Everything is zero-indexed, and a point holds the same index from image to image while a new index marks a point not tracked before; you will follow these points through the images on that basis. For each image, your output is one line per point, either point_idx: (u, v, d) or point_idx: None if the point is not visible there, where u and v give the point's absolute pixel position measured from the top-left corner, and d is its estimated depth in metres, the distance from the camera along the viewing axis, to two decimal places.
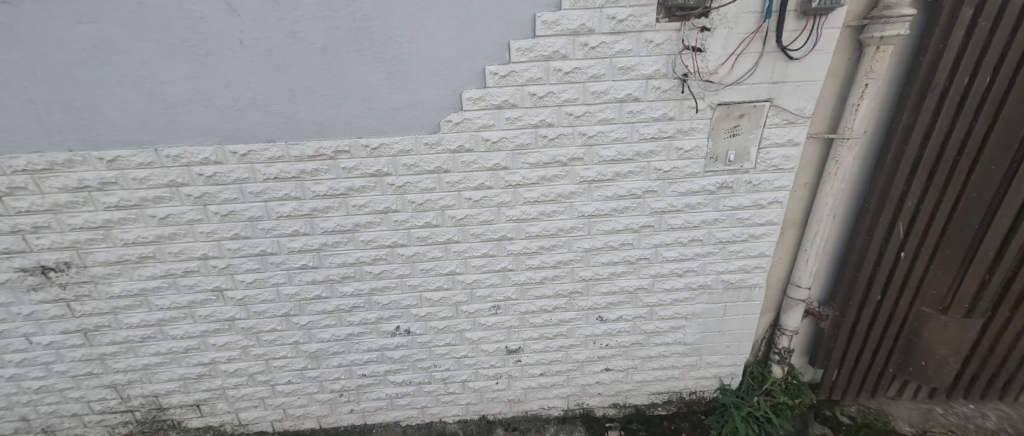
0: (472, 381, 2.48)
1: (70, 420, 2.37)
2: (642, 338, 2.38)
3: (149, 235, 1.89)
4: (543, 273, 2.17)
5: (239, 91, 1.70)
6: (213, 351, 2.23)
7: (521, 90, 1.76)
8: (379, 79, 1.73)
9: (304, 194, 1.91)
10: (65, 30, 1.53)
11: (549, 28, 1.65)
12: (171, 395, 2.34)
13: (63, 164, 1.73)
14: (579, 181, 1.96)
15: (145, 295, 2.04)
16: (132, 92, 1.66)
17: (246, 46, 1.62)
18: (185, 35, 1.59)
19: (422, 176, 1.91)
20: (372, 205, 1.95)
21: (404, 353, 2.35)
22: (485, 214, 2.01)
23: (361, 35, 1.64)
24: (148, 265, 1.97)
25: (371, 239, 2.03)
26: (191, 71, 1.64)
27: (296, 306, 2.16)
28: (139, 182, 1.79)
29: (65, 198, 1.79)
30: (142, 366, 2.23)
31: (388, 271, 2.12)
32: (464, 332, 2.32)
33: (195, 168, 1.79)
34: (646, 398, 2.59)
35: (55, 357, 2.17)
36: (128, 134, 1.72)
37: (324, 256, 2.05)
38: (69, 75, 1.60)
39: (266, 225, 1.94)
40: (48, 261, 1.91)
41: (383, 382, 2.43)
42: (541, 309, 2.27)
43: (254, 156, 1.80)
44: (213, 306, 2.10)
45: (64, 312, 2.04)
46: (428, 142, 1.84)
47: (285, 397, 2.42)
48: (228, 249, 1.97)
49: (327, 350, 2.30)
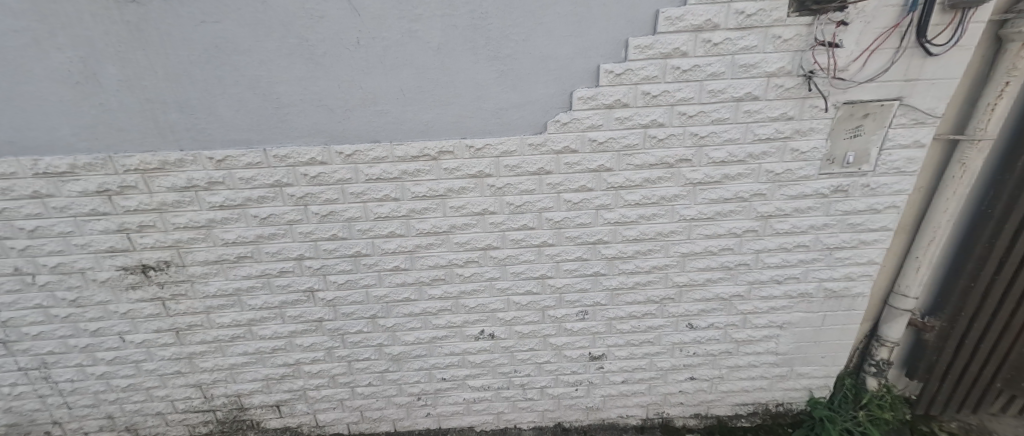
0: (551, 387, 2.41)
1: (153, 419, 2.35)
2: (732, 347, 2.28)
3: (250, 235, 1.90)
4: (636, 278, 2.09)
5: (350, 91, 1.70)
6: (299, 352, 2.22)
7: (634, 89, 1.69)
8: (490, 78, 1.70)
9: (403, 195, 1.88)
10: (191, 30, 1.54)
11: (672, 24, 1.56)
12: (253, 395, 2.32)
13: (174, 164, 1.73)
14: (684, 183, 1.86)
15: (239, 294, 2.03)
16: (248, 92, 1.66)
17: (362, 45, 1.62)
18: (305, 35, 1.58)
19: (522, 177, 1.86)
20: (469, 206, 1.91)
21: (486, 358, 2.30)
22: (582, 217, 1.94)
23: (477, 34, 1.61)
24: (245, 265, 1.97)
25: (464, 242, 1.99)
26: (306, 71, 1.65)
27: (384, 307, 2.13)
28: (245, 182, 1.79)
29: (172, 197, 1.79)
30: (229, 366, 2.22)
31: (477, 274, 2.07)
32: (548, 337, 2.25)
33: (301, 168, 1.80)
34: (730, 410, 2.49)
35: (145, 355, 2.15)
36: (239, 134, 1.73)
37: (415, 258, 2.02)
38: (189, 75, 1.61)
39: (362, 226, 1.93)
40: (149, 260, 1.91)
41: (462, 386, 2.39)
42: (631, 315, 2.19)
43: (359, 156, 1.79)
44: (303, 306, 2.10)
45: (160, 310, 2.03)
46: (533, 142, 1.79)
47: (363, 400, 2.39)
48: (323, 250, 1.96)
49: (410, 353, 2.27)
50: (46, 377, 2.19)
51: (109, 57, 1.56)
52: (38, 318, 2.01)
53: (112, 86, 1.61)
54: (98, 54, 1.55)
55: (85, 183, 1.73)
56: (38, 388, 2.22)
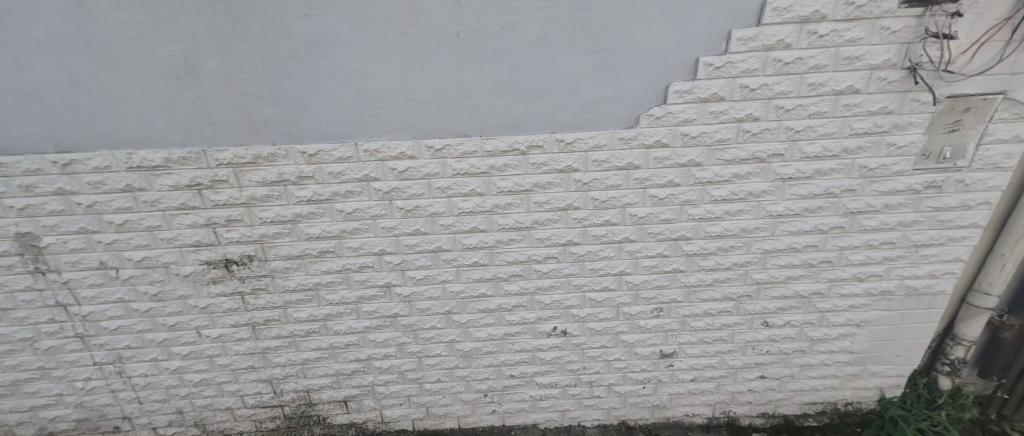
0: (618, 385, 2.38)
1: (222, 414, 2.35)
2: (806, 346, 2.26)
3: (334, 229, 1.91)
4: (715, 275, 2.06)
5: (444, 85, 1.68)
6: (371, 347, 2.22)
7: (732, 82, 1.65)
8: (586, 71, 1.66)
9: (488, 190, 1.87)
10: (293, 23, 1.52)
11: (779, 15, 1.53)
12: (323, 391, 2.33)
13: (266, 158, 1.74)
14: (774, 179, 1.83)
15: (318, 289, 2.04)
16: (343, 86, 1.65)
17: (460, 38, 1.59)
18: (405, 28, 1.56)
19: (610, 172, 1.83)
20: (553, 202, 1.89)
21: (556, 354, 2.28)
22: (666, 213, 1.91)
23: (577, 26, 1.57)
24: (327, 260, 1.98)
25: (545, 237, 1.97)
26: (402, 64, 1.63)
27: (459, 303, 2.13)
28: (334, 176, 1.80)
29: (261, 192, 1.80)
30: (301, 361, 2.22)
31: (555, 270, 2.05)
32: (620, 335, 2.23)
33: (389, 162, 1.79)
34: (797, 409, 2.47)
35: (220, 350, 2.15)
36: (331, 128, 1.72)
37: (495, 254, 2.01)
38: (286, 69, 1.60)
39: (445, 221, 1.92)
40: (234, 255, 1.92)
41: (529, 383, 2.37)
42: (706, 312, 2.16)
43: (448, 151, 1.78)
44: (379, 301, 2.10)
45: (239, 304, 2.04)
46: (624, 137, 1.76)
47: (430, 396, 2.39)
48: (405, 245, 1.97)
49: (481, 350, 2.26)
50: (119, 371, 2.17)
51: (210, 50, 1.54)
52: (118, 313, 2.00)
53: (210, 79, 1.59)
54: (200, 47, 1.54)
55: (177, 177, 1.73)
56: (111, 383, 2.20)
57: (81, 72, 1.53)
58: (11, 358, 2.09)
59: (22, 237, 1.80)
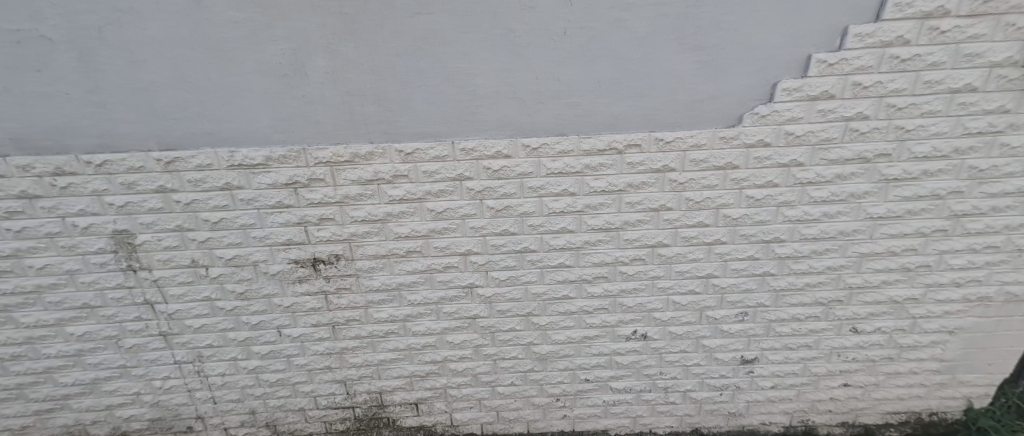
0: (694, 391, 2.33)
1: (294, 414, 2.32)
2: (895, 353, 2.20)
3: (423, 228, 1.90)
4: (806, 279, 2.01)
5: (545, 83, 1.65)
6: (447, 349, 2.20)
7: (845, 79, 1.61)
8: (692, 69, 1.62)
9: (580, 190, 1.84)
10: (402, 21, 1.52)
11: (900, 10, 1.49)
12: (395, 392, 2.31)
13: (363, 157, 1.75)
14: (878, 180, 1.79)
15: (400, 289, 2.03)
16: (444, 84, 1.65)
17: (568, 36, 1.57)
18: (512, 25, 1.54)
19: (707, 173, 1.79)
20: (646, 202, 1.85)
21: (633, 359, 2.23)
22: (762, 214, 1.86)
23: (688, 22, 1.53)
24: (412, 260, 1.97)
25: (634, 239, 1.93)
26: (506, 62, 1.61)
27: (540, 305, 2.10)
28: (428, 175, 1.80)
29: (355, 190, 1.80)
30: (377, 361, 2.21)
31: (641, 272, 2.01)
32: (701, 339, 2.18)
33: (484, 161, 1.78)
34: (879, 419, 2.41)
35: (298, 350, 2.15)
36: (428, 127, 1.72)
37: (581, 255, 1.98)
38: (391, 67, 1.61)
39: (534, 221, 1.90)
40: (323, 254, 1.93)
41: (603, 388, 2.32)
42: (793, 318, 2.11)
43: (544, 149, 1.76)
44: (459, 303, 2.08)
45: (321, 304, 2.04)
46: (726, 136, 1.72)
47: (502, 400, 2.35)
48: (492, 245, 1.94)
49: (557, 353, 2.22)
50: (198, 371, 2.15)
51: (319, 49, 1.56)
52: (203, 311, 2.00)
53: (315, 78, 1.61)
54: (309, 46, 1.55)
55: (276, 175, 1.75)
56: (188, 382, 2.18)
57: (192, 72, 1.56)
58: (93, 356, 2.07)
59: (118, 234, 1.80)
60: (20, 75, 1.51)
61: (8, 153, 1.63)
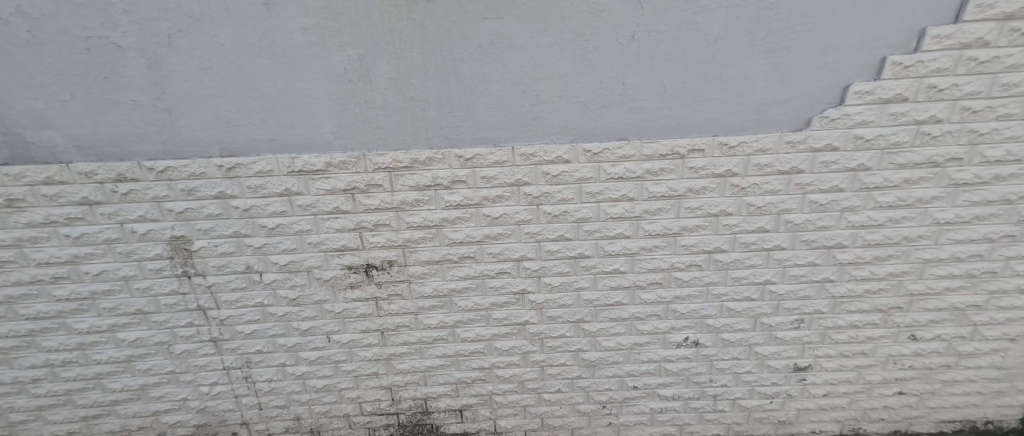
0: (744, 399, 2.29)
1: (338, 421, 2.31)
2: (953, 361, 2.16)
3: (478, 234, 1.88)
4: (867, 285, 1.98)
5: (610, 87, 1.64)
6: (495, 355, 2.17)
7: (919, 82, 1.58)
8: (760, 72, 1.60)
9: (639, 195, 1.81)
10: (472, 26, 1.53)
11: (982, 11, 1.46)
12: (441, 399, 2.28)
13: (424, 162, 1.74)
14: (946, 184, 1.76)
15: (452, 295, 2.02)
16: (509, 89, 1.65)
17: (636, 40, 1.56)
18: (580, 29, 1.54)
19: (770, 177, 1.76)
20: (705, 208, 1.82)
21: (684, 366, 2.19)
22: (825, 219, 1.83)
23: (759, 25, 1.52)
24: (465, 265, 1.95)
25: (691, 244, 1.89)
26: (572, 66, 1.61)
27: (591, 312, 2.06)
28: (487, 180, 1.78)
29: (413, 196, 1.80)
30: (425, 368, 2.19)
31: (697, 278, 1.97)
32: (754, 346, 2.14)
33: (543, 166, 1.76)
34: (932, 427, 2.36)
35: (346, 356, 2.13)
36: (490, 132, 1.72)
37: (636, 261, 1.94)
38: (457, 72, 1.61)
39: (590, 226, 1.87)
40: (376, 259, 1.91)
41: (651, 395, 2.28)
42: (851, 325, 2.08)
43: (605, 154, 1.73)
44: (510, 309, 2.06)
45: (372, 310, 2.03)
46: (792, 140, 1.69)
47: (547, 407, 2.32)
48: (546, 251, 1.92)
49: (606, 360, 2.18)
50: (246, 376, 2.14)
51: (386, 55, 1.57)
52: (255, 317, 1.99)
53: (382, 83, 1.62)
54: (377, 52, 1.57)
55: (335, 181, 1.75)
56: (235, 388, 2.16)
57: (261, 78, 1.58)
58: (143, 362, 2.05)
59: (175, 240, 1.79)
60: (89, 83, 1.52)
61: (71, 160, 1.63)
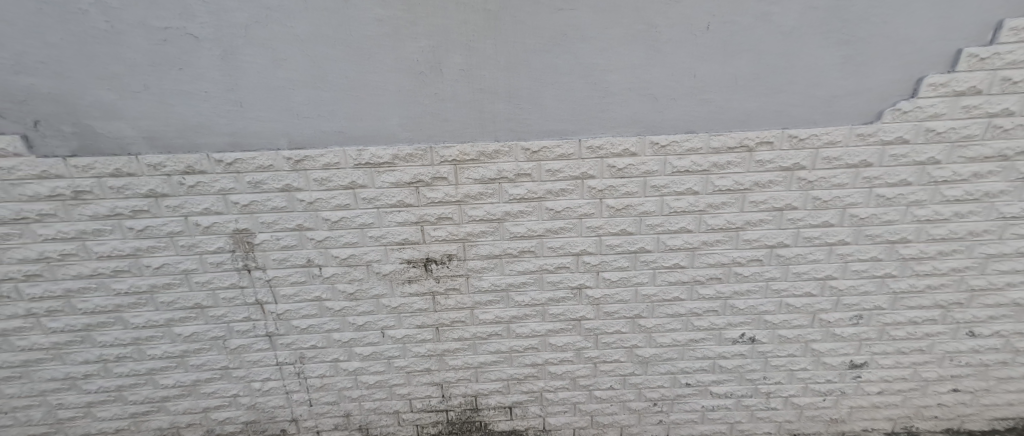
0: (797, 397, 2.28)
1: (387, 417, 2.29)
2: (1009, 357, 2.15)
3: (539, 228, 1.86)
4: (928, 281, 1.97)
5: (680, 79, 1.61)
6: (548, 352, 2.15)
7: (993, 74, 1.57)
8: (834, 64, 1.58)
9: (704, 189, 1.79)
10: (545, 17, 1.50)
11: None
12: (491, 395, 2.26)
13: (490, 155, 1.73)
14: (1014, 178, 1.75)
15: (509, 290, 2.00)
16: (578, 81, 1.62)
17: (710, 31, 1.53)
18: (655, 20, 1.51)
19: (838, 171, 1.74)
20: (771, 201, 1.80)
21: (738, 363, 2.18)
22: (890, 214, 1.82)
23: (837, 16, 1.50)
24: (524, 260, 1.94)
25: (754, 239, 1.88)
26: (644, 58, 1.58)
27: (648, 307, 2.05)
28: (551, 174, 1.76)
29: (476, 189, 1.78)
30: (477, 364, 2.17)
31: (757, 274, 1.96)
32: (811, 343, 2.13)
33: (609, 160, 1.74)
34: (985, 425, 2.34)
35: (399, 351, 2.12)
36: (556, 124, 1.70)
37: (697, 256, 1.92)
38: (526, 64, 1.59)
39: (653, 221, 1.85)
40: (436, 253, 1.90)
41: (703, 393, 2.26)
42: (909, 320, 2.07)
43: (672, 147, 1.71)
44: (566, 304, 2.04)
45: (428, 305, 2.02)
46: (862, 133, 1.68)
47: (598, 404, 2.30)
48: (607, 245, 1.91)
49: (661, 356, 2.16)
50: (298, 372, 2.13)
51: (456, 46, 1.55)
52: (312, 311, 1.99)
53: (450, 75, 1.60)
54: (448, 43, 1.54)
55: (400, 173, 1.74)
56: (287, 384, 2.15)
57: (330, 69, 1.56)
58: (197, 357, 2.03)
59: (238, 233, 1.79)
60: (161, 74, 1.51)
61: (139, 152, 1.62)
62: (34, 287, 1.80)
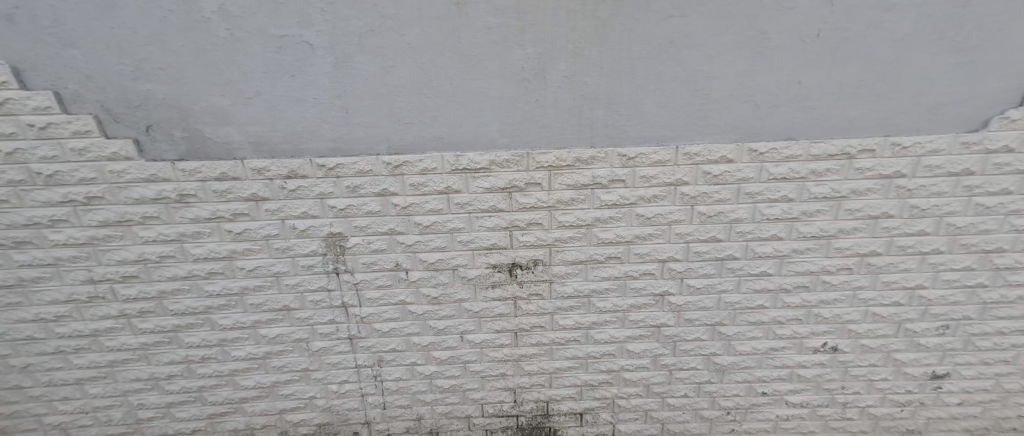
0: (873, 407, 2.25)
1: (458, 422, 2.29)
2: None
3: (628, 234, 1.86)
4: (1019, 291, 1.94)
5: (784, 87, 1.61)
6: (625, 358, 2.14)
7: None
8: (943, 71, 1.57)
9: (799, 196, 1.77)
10: (655, 24, 1.50)
11: None
12: (563, 401, 2.25)
13: (586, 161, 1.73)
14: None
15: (592, 296, 1.99)
16: (681, 87, 1.62)
17: (819, 38, 1.52)
18: (764, 27, 1.50)
19: (937, 179, 1.73)
20: (866, 209, 1.79)
21: (817, 372, 2.16)
22: (987, 223, 1.79)
23: (951, 23, 1.48)
24: (610, 266, 1.93)
25: (845, 247, 1.86)
26: (750, 65, 1.57)
27: (731, 315, 2.02)
28: (645, 180, 1.76)
29: (569, 195, 1.78)
30: (553, 370, 2.16)
31: (845, 282, 1.94)
32: (893, 353, 2.11)
33: (704, 166, 1.73)
34: None
35: (476, 356, 2.12)
36: (654, 131, 1.69)
37: (785, 264, 1.90)
38: (631, 71, 1.59)
39: (743, 228, 1.84)
40: (522, 259, 1.91)
41: (778, 402, 2.24)
42: (996, 331, 2.03)
43: (771, 154, 1.70)
44: (648, 311, 2.03)
45: (509, 310, 2.02)
46: (967, 141, 1.66)
47: (670, 412, 2.28)
48: (695, 252, 1.89)
49: (738, 365, 2.14)
50: (375, 375, 2.14)
51: (563, 53, 1.55)
52: (395, 315, 2.00)
53: (554, 81, 1.61)
54: (555, 50, 1.54)
55: (496, 179, 1.75)
56: (363, 386, 2.16)
57: (437, 75, 1.58)
58: (279, 359, 2.05)
59: (331, 236, 1.81)
60: (275, 80, 1.54)
61: (245, 156, 1.66)
62: (129, 288, 1.83)
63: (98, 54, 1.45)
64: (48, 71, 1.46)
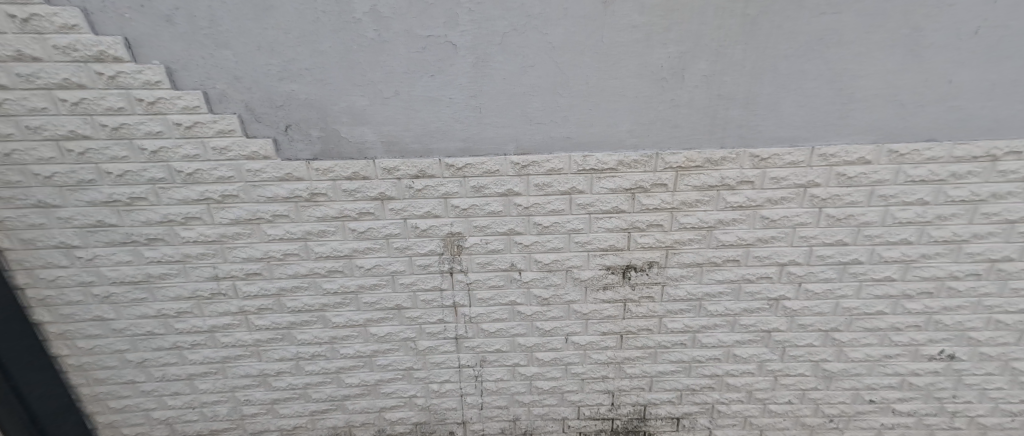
0: (984, 417, 2.17)
1: (554, 424, 2.27)
2: None
3: (749, 237, 1.82)
4: None
5: (932, 85, 1.55)
6: (730, 363, 2.10)
7: None
8: None
9: (935, 199, 1.72)
10: (806, 21, 1.43)
11: None
12: (662, 405, 2.22)
13: (715, 161, 1.69)
14: None
15: (704, 299, 1.96)
16: (823, 86, 1.56)
17: (979, 35, 1.45)
18: (921, 24, 1.43)
19: None
20: (1004, 213, 1.72)
21: (929, 380, 2.09)
22: None
23: None
24: (726, 269, 1.90)
25: (976, 253, 1.80)
26: (899, 64, 1.51)
27: (846, 321, 1.97)
28: (775, 182, 1.72)
29: (694, 196, 1.75)
30: (655, 373, 2.13)
31: (971, 288, 1.88)
32: (1012, 361, 2.03)
33: (838, 168, 1.69)
34: None
35: (579, 358, 2.10)
36: (789, 131, 1.64)
37: (909, 269, 1.85)
38: (773, 69, 1.52)
39: (871, 231, 1.79)
40: (637, 261, 1.88)
41: (885, 410, 2.18)
42: None
43: (911, 156, 1.65)
44: (759, 315, 1.99)
45: (618, 312, 1.99)
46: None
47: (771, 418, 2.23)
48: (817, 256, 1.84)
49: (848, 372, 2.09)
50: (476, 375, 2.13)
51: (706, 51, 1.50)
52: (503, 315, 1.99)
53: (691, 80, 1.56)
54: (697, 48, 1.49)
55: (621, 180, 1.72)
56: (463, 386, 2.16)
57: (573, 75, 1.55)
58: (385, 357, 2.06)
59: (450, 236, 1.81)
60: (413, 80, 1.54)
61: (376, 156, 1.66)
62: (250, 285, 1.85)
63: (248, 54, 1.46)
64: (198, 71, 1.48)
